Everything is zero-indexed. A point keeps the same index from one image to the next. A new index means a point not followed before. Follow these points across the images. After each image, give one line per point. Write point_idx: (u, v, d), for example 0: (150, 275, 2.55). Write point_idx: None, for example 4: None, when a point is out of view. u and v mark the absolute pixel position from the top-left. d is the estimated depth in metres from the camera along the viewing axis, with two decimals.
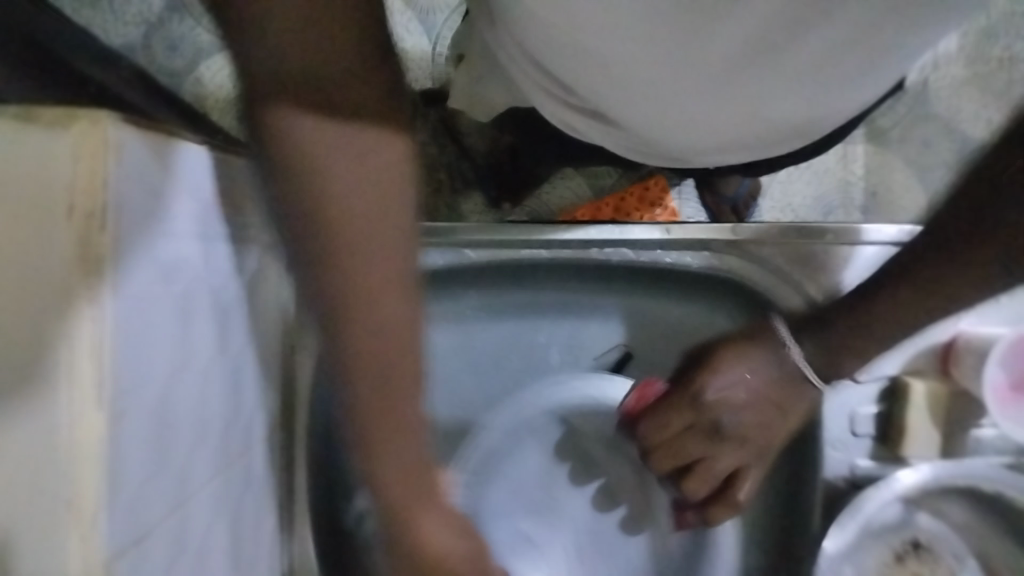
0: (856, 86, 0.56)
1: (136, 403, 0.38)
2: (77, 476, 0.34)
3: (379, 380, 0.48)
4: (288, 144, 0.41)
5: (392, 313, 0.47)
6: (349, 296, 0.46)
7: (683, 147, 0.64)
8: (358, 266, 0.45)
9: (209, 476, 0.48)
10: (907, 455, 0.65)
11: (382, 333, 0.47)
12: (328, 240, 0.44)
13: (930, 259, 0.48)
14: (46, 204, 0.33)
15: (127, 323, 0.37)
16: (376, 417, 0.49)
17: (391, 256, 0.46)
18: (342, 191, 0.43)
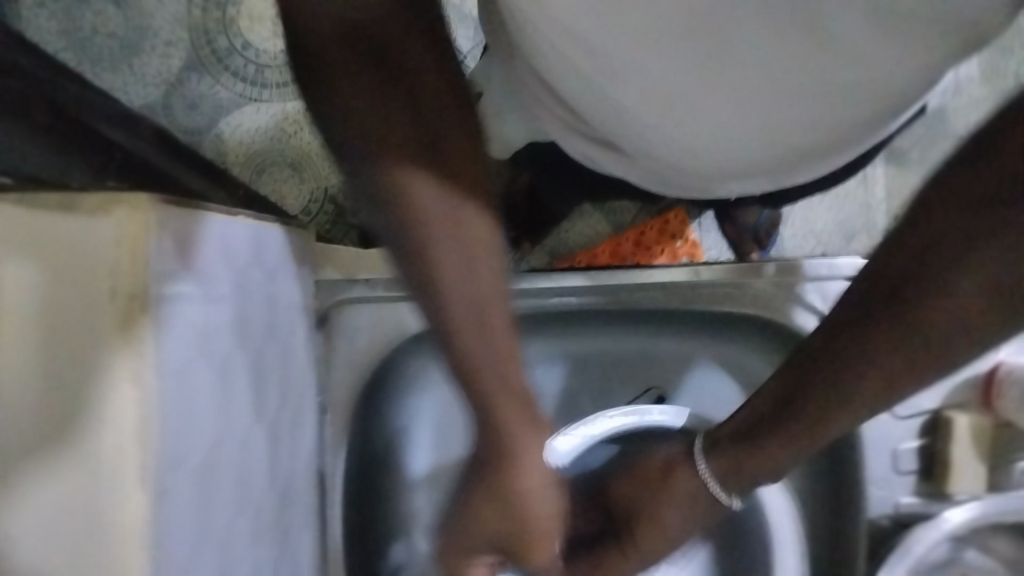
0: (884, 122, 0.56)
1: (179, 480, 0.38)
2: (123, 558, 0.34)
3: (502, 396, 0.45)
4: (374, 168, 0.41)
5: (482, 330, 0.43)
6: (447, 329, 0.43)
7: (708, 185, 0.63)
8: (447, 302, 0.43)
9: (248, 543, 0.48)
10: (953, 491, 0.63)
11: (488, 370, 0.44)
12: (418, 270, 0.42)
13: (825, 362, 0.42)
14: (96, 275, 0.34)
15: (171, 395, 0.37)
16: (518, 451, 0.47)
17: (494, 291, 0.43)
18: (434, 205, 0.42)
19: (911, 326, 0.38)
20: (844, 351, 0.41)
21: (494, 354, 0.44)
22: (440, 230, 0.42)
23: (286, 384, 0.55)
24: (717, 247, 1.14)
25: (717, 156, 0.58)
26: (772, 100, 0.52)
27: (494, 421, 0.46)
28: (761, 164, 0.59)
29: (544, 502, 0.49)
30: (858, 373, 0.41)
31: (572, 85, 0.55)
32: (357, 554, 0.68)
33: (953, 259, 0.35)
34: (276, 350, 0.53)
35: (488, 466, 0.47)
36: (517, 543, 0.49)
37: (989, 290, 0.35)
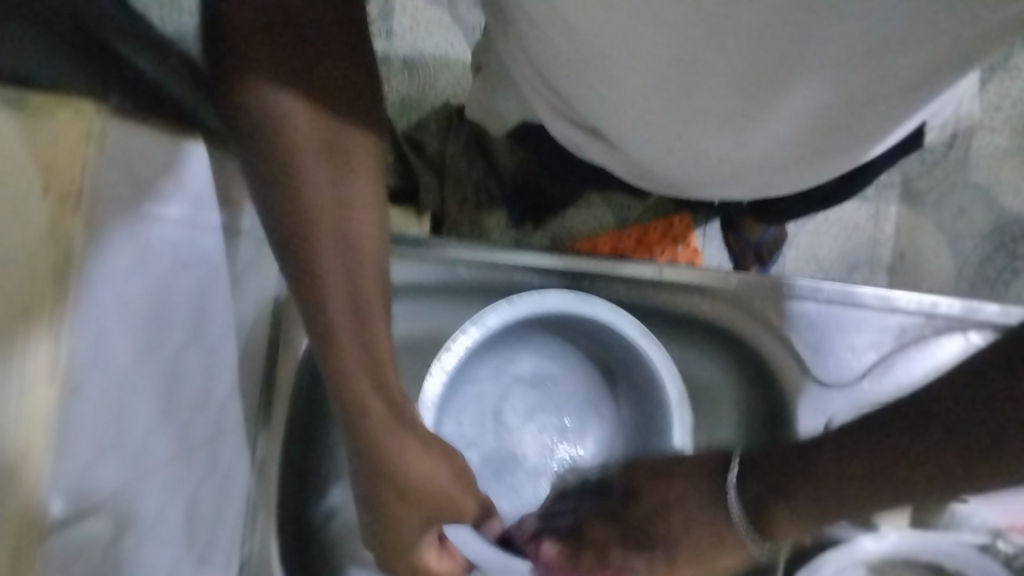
0: (853, 141, 0.57)
1: (93, 379, 0.39)
2: (22, 444, 0.36)
3: (357, 327, 0.51)
4: (260, 110, 0.46)
5: (346, 257, 0.50)
6: (312, 274, 0.50)
7: (684, 181, 0.64)
8: (315, 249, 0.49)
9: (168, 460, 0.49)
10: (877, 523, 0.64)
11: (349, 316, 0.51)
12: (295, 219, 0.49)
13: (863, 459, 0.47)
14: (31, 168, 0.35)
15: (93, 298, 0.38)
16: (365, 383, 0.53)
17: (360, 246, 0.51)
18: (314, 154, 0.48)
19: (861, 458, 0.47)
20: (899, 454, 0.45)
21: (354, 286, 0.51)
22: (319, 186, 0.48)
23: (234, 315, 0.57)
24: (717, 258, 1.13)
25: (687, 154, 0.59)
26: (744, 107, 0.52)
27: (348, 364, 0.52)
28: (733, 162, 0.59)
29: (409, 453, 0.55)
30: (840, 469, 0.48)
31: (553, 65, 0.56)
32: (293, 493, 0.69)
33: (880, 460, 0.46)
34: (224, 280, 0.55)
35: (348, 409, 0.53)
36: (388, 483, 0.56)
37: (908, 465, 0.45)
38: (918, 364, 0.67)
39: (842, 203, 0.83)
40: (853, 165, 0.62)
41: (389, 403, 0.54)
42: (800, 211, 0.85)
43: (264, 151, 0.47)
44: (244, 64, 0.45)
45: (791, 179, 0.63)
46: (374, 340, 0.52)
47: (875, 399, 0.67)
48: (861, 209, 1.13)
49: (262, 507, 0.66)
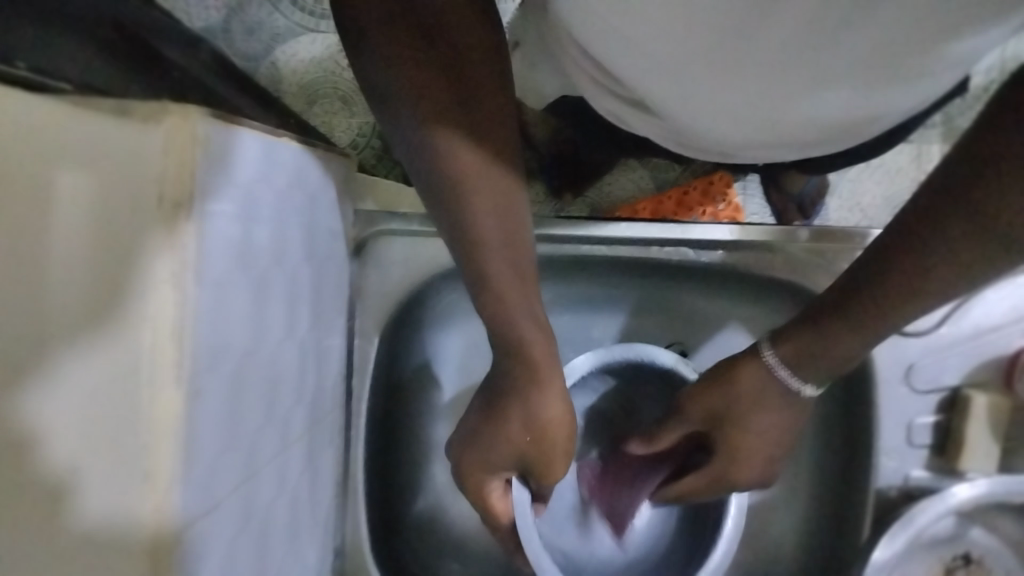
0: (915, 100, 0.55)
1: (211, 382, 0.40)
2: (156, 450, 0.37)
3: (513, 281, 0.50)
4: (394, 77, 0.45)
5: (502, 220, 0.49)
6: (469, 228, 0.48)
7: (734, 149, 0.63)
8: (472, 203, 0.48)
9: (273, 454, 0.51)
10: (963, 469, 0.63)
11: (500, 271, 0.50)
12: (447, 177, 0.47)
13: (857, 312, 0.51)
14: (138, 185, 0.36)
15: (207, 304, 0.39)
16: (535, 349, 0.52)
17: (509, 205, 0.50)
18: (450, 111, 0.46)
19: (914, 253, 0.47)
20: (918, 268, 0.47)
21: (512, 243, 0.50)
22: (470, 148, 0.47)
23: (317, 309, 0.58)
24: (758, 213, 1.13)
25: (750, 125, 0.58)
26: (812, 81, 0.51)
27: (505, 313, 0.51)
28: (795, 133, 0.58)
29: (561, 392, 0.53)
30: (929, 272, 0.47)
31: (604, 46, 0.55)
32: (378, 477, 0.71)
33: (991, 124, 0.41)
34: (311, 271, 0.56)
35: (514, 364, 0.52)
36: (534, 447, 0.53)
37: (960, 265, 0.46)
38: (998, 305, 0.64)
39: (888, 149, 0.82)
40: (906, 120, 0.61)
41: (533, 326, 0.52)
42: (846, 161, 0.85)
43: (414, 114, 0.46)
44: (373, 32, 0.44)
45: (842, 143, 0.62)
46: (527, 299, 0.51)
47: (951, 344, 0.64)
48: (903, 153, 1.12)
49: (351, 489, 0.68)
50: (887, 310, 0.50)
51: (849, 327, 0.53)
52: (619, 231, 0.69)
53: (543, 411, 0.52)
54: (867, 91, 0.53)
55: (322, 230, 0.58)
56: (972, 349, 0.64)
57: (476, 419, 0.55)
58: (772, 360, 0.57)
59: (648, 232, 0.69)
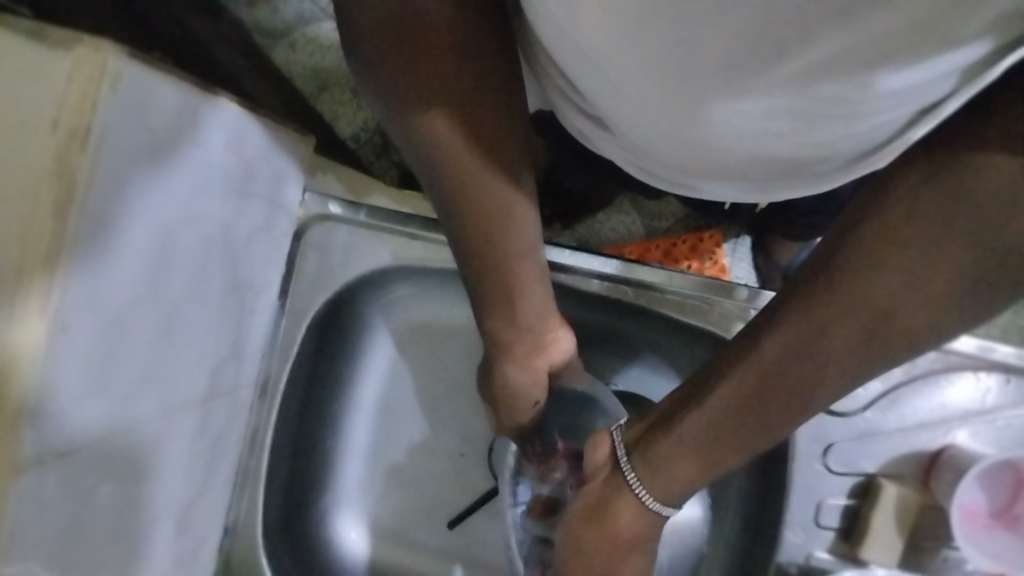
0: (864, 153, 0.54)
1: (82, 320, 0.40)
2: (8, 375, 0.37)
3: (530, 331, 0.55)
4: (452, 178, 0.47)
5: (516, 297, 0.53)
6: (501, 298, 0.52)
7: (687, 175, 0.62)
8: (516, 283, 0.52)
9: (156, 412, 0.50)
10: (863, 556, 0.61)
11: (518, 322, 0.54)
12: (492, 264, 0.51)
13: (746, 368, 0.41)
14: (37, 109, 0.35)
15: (91, 239, 0.39)
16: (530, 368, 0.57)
17: (533, 277, 0.52)
18: (499, 218, 0.49)
19: (826, 292, 0.38)
20: (810, 299, 0.38)
21: (521, 306, 0.53)
22: (508, 243, 0.50)
23: (237, 275, 0.57)
24: (742, 278, 1.12)
25: (698, 154, 0.57)
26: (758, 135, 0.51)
27: (501, 302, 0.53)
28: (742, 168, 0.58)
29: (535, 392, 0.59)
30: (832, 317, 0.38)
31: (562, 57, 0.54)
32: (286, 464, 0.69)
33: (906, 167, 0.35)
34: (235, 236, 0.55)
35: (506, 376, 0.58)
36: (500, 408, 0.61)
37: (945, 295, 0.35)
38: (926, 400, 0.63)
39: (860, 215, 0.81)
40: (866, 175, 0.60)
41: (537, 338, 0.56)
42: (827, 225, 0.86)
43: (424, 115, 0.45)
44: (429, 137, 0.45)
45: (790, 193, 0.61)
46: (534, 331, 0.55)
47: (879, 430, 0.63)
48: None
49: (252, 469, 0.66)
50: (742, 420, 0.43)
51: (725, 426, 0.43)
52: (558, 256, 0.70)
53: (528, 391, 0.59)
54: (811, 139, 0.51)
55: (257, 198, 0.57)
56: (895, 441, 0.63)
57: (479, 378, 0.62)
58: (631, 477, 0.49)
59: (592, 261, 0.70)
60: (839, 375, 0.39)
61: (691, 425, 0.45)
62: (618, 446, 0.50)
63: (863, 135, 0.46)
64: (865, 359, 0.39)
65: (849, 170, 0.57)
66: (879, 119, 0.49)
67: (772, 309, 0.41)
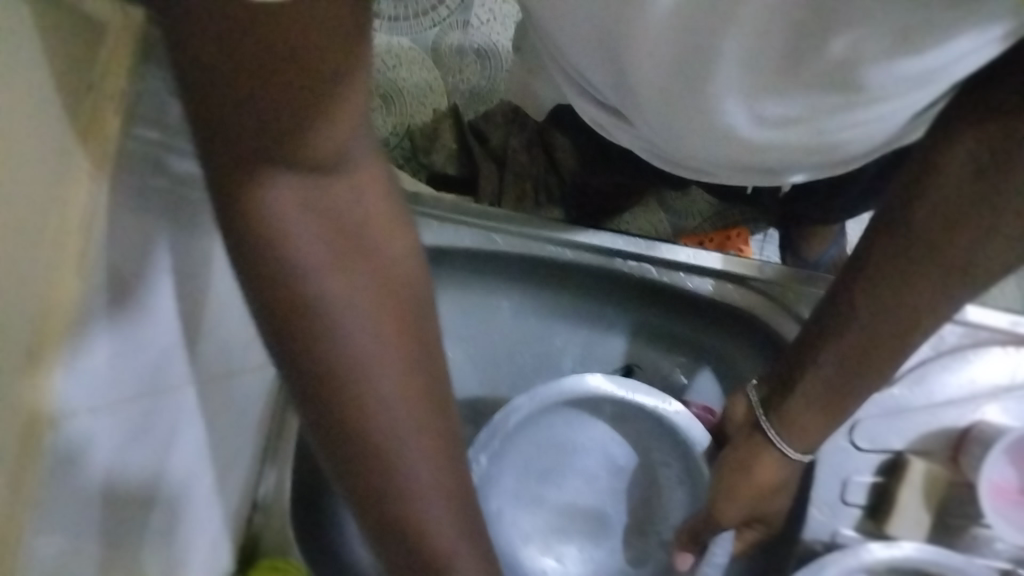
0: (875, 129, 0.55)
1: (113, 283, 0.41)
2: (46, 331, 0.38)
3: (415, 420, 0.48)
4: (251, 210, 0.40)
5: (386, 363, 0.46)
6: (338, 376, 0.45)
7: (699, 162, 0.63)
8: (339, 360, 0.45)
9: (183, 383, 0.52)
10: (890, 531, 0.61)
11: (379, 400, 0.46)
12: (314, 328, 0.44)
13: (859, 296, 0.53)
14: (74, 75, 0.37)
15: (124, 203, 0.40)
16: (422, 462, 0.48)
17: (383, 324, 0.46)
18: (298, 237, 0.42)
19: (912, 240, 0.50)
20: (901, 250, 0.51)
21: (400, 386, 0.47)
22: (343, 288, 0.44)
23: None
24: None
25: (711, 138, 0.57)
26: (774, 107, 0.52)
27: (373, 405, 0.46)
28: (752, 152, 0.58)
29: (430, 479, 0.49)
30: (936, 262, 0.49)
31: (574, 42, 0.56)
32: None
33: (957, 134, 0.47)
34: None
35: (385, 489, 0.48)
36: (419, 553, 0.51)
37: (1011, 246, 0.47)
38: (956, 376, 0.63)
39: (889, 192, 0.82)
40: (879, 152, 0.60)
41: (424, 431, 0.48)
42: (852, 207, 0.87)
43: (257, 155, 0.38)
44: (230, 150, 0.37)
45: (801, 171, 0.62)
46: (396, 425, 0.47)
47: (904, 407, 0.63)
48: None
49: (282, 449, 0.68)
50: (873, 351, 0.54)
51: (850, 366, 0.55)
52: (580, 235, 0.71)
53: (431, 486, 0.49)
54: (822, 112, 0.52)
55: None
56: (924, 418, 0.63)
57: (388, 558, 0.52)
58: (767, 425, 0.60)
59: (617, 240, 0.71)
60: (932, 309, 0.51)
61: (824, 361, 0.56)
62: (756, 406, 0.62)
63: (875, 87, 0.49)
64: (951, 291, 0.50)
65: (862, 146, 0.58)
66: (886, 91, 0.49)
67: (866, 262, 0.53)
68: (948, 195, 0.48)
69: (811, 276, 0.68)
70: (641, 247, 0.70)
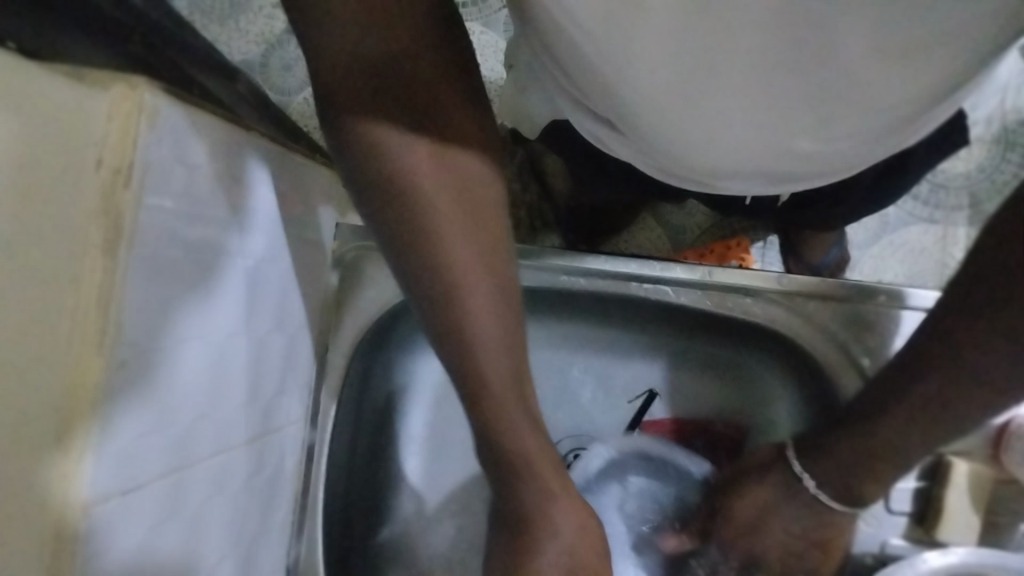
0: (886, 131, 0.55)
1: (135, 355, 0.40)
2: (73, 415, 0.36)
3: (510, 362, 0.53)
4: (369, 153, 0.47)
5: (505, 312, 0.52)
6: (462, 320, 0.51)
7: (708, 176, 0.62)
8: (468, 296, 0.50)
9: (209, 451, 0.51)
10: (941, 538, 0.60)
11: (498, 342, 0.52)
12: (440, 275, 0.49)
13: (894, 417, 0.49)
14: (79, 147, 0.36)
15: (138, 272, 0.39)
16: (507, 401, 0.54)
17: (494, 272, 0.51)
18: (427, 196, 0.48)
19: (947, 358, 0.45)
20: (938, 366, 0.46)
21: (510, 332, 0.53)
22: (464, 240, 0.49)
23: (281, 311, 0.60)
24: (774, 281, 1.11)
25: (718, 150, 0.57)
26: (782, 120, 0.52)
27: (481, 326, 0.51)
28: (760, 162, 0.58)
29: (517, 423, 0.54)
30: (971, 385, 0.44)
31: (573, 67, 0.55)
32: (339, 502, 0.69)
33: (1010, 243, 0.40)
34: (277, 277, 0.58)
35: (487, 419, 0.54)
36: (529, 522, 0.56)
37: None
38: None
39: (890, 192, 0.82)
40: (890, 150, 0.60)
41: (516, 385, 0.54)
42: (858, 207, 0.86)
43: (363, 117, 0.46)
44: (350, 104, 0.45)
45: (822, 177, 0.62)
46: (502, 362, 0.53)
47: None
48: (928, 234, 1.09)
49: (309, 506, 0.66)
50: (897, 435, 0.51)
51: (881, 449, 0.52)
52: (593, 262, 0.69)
53: (536, 439, 0.56)
54: (830, 119, 0.51)
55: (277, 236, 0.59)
56: None
57: (507, 495, 0.57)
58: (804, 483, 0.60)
59: (631, 263, 0.69)
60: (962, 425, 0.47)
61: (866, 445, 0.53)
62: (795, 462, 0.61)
63: (886, 88, 0.48)
64: (980, 414, 0.46)
65: (870, 150, 0.57)
66: (894, 93, 0.49)
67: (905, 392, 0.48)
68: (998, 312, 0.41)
69: (831, 282, 0.67)
70: (656, 267, 0.69)
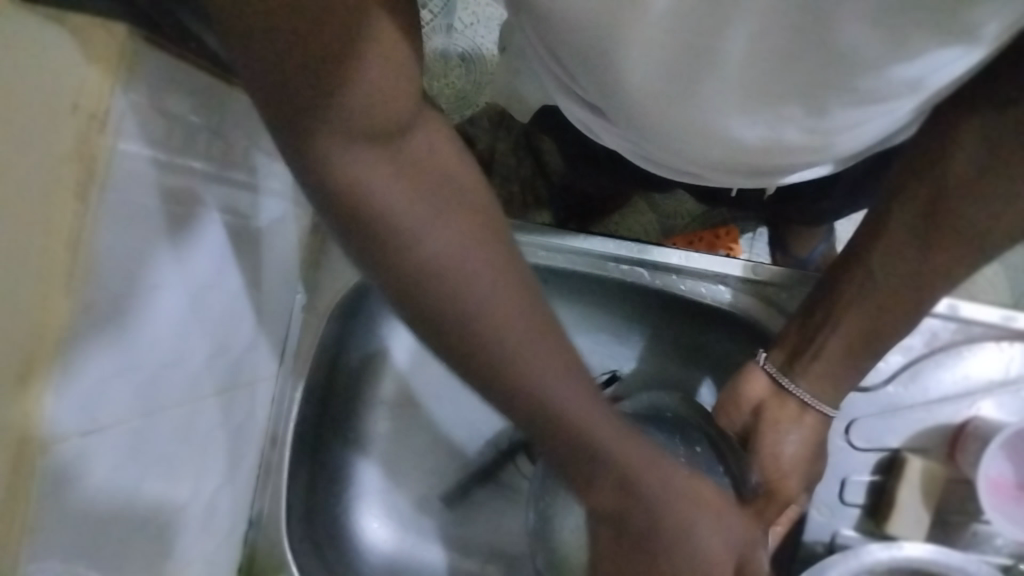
0: (867, 133, 0.55)
1: (103, 299, 0.40)
2: (38, 353, 0.37)
3: (553, 367, 0.48)
4: (351, 201, 0.43)
5: (523, 320, 0.47)
6: (485, 349, 0.46)
7: (689, 165, 0.63)
8: (486, 325, 0.46)
9: (179, 398, 0.52)
10: (891, 531, 0.62)
11: (527, 360, 0.47)
12: (452, 315, 0.46)
13: (880, 253, 0.56)
14: (58, 91, 0.36)
15: (112, 219, 0.40)
16: (595, 431, 0.48)
17: (499, 282, 0.46)
18: (411, 231, 0.44)
19: (934, 206, 0.52)
20: (931, 211, 0.52)
21: (534, 335, 0.47)
22: (460, 260, 0.45)
23: (256, 267, 0.60)
24: None
25: (699, 143, 0.57)
26: (764, 121, 0.52)
27: (513, 348, 0.46)
28: (741, 158, 0.58)
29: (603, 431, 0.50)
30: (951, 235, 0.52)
31: (561, 48, 0.55)
32: (306, 461, 0.70)
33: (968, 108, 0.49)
34: (250, 241, 0.59)
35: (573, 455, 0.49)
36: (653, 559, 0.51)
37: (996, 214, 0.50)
38: (949, 371, 0.63)
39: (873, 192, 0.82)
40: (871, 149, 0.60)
41: (573, 394, 0.48)
42: (842, 205, 0.87)
43: (335, 164, 0.41)
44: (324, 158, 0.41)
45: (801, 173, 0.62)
46: (555, 376, 0.48)
47: (900, 405, 0.63)
48: None
49: (275, 462, 0.67)
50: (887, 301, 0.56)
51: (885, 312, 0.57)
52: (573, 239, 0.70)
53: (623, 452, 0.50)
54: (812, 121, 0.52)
55: (256, 194, 0.59)
56: (919, 415, 0.63)
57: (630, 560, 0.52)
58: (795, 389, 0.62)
59: (609, 242, 0.70)
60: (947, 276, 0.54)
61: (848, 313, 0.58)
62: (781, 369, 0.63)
63: (867, 92, 0.48)
64: (966, 261, 0.53)
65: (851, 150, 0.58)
66: (877, 98, 0.49)
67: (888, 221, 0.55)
68: (982, 142, 0.49)
69: (804, 275, 0.68)
70: (634, 249, 0.70)
